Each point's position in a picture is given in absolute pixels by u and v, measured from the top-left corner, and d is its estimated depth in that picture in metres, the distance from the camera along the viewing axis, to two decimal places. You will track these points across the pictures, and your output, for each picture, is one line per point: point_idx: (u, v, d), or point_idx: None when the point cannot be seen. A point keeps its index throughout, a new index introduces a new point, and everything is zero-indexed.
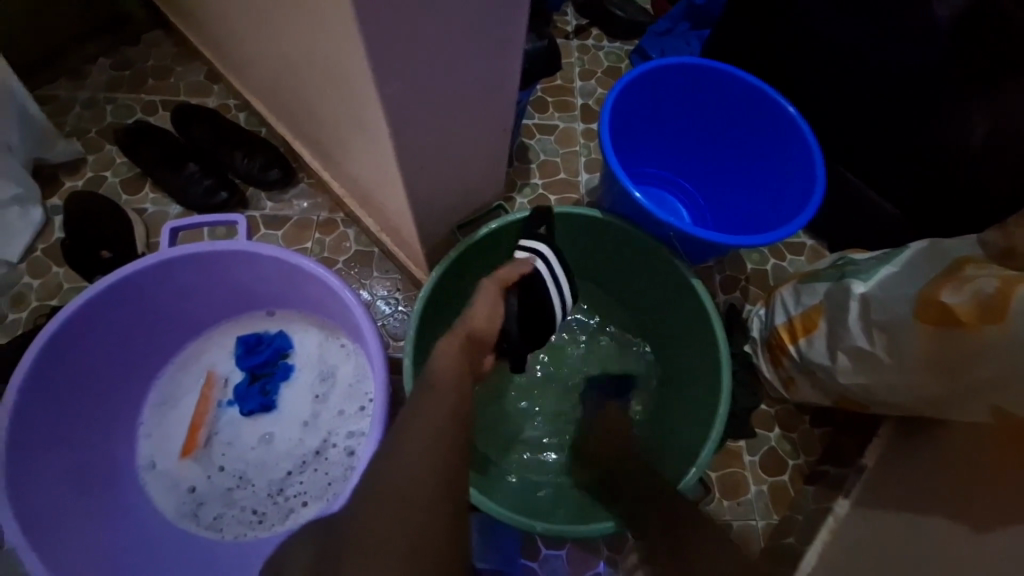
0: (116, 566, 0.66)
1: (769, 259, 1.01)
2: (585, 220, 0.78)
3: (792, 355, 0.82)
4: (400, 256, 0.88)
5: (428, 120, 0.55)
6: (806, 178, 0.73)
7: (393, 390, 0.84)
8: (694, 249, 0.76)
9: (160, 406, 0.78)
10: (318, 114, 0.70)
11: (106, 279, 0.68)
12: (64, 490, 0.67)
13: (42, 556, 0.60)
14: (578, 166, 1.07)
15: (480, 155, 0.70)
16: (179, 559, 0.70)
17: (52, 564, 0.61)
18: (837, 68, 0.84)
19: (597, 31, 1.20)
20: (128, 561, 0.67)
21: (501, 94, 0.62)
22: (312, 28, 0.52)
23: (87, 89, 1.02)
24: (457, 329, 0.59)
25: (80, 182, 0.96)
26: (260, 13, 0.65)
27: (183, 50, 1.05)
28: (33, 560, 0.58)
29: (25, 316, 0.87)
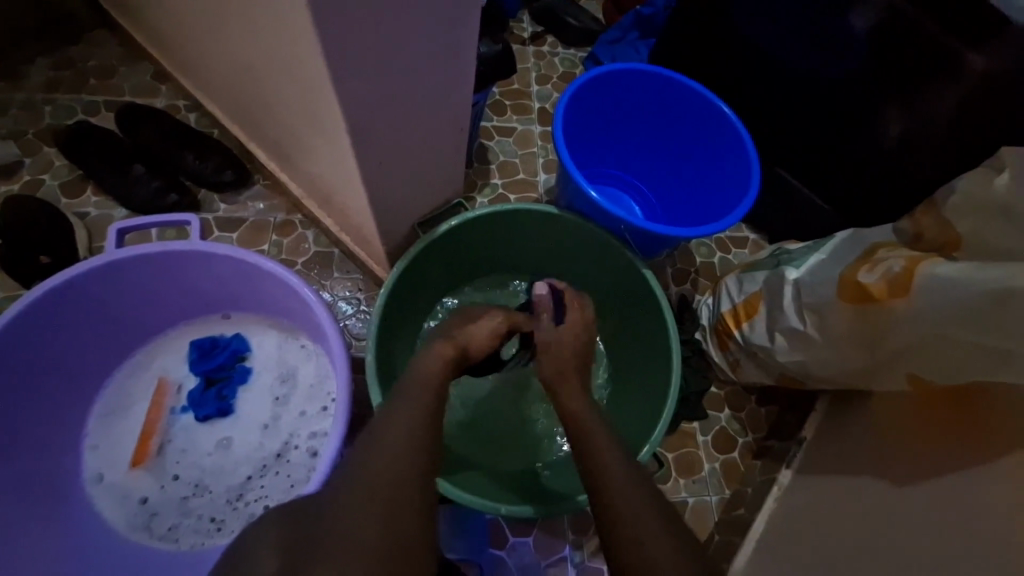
0: None
1: (716, 253, 1.07)
2: (541, 216, 0.81)
3: (737, 339, 0.88)
4: (361, 255, 0.88)
5: (386, 118, 0.57)
6: (744, 174, 0.79)
7: (357, 390, 0.84)
8: (645, 242, 0.81)
9: (107, 416, 0.74)
10: (275, 113, 0.70)
11: (47, 284, 0.65)
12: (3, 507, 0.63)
13: None
14: (535, 167, 1.11)
15: (439, 154, 0.72)
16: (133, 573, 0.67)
17: None
18: (770, 75, 0.91)
19: (552, 38, 1.24)
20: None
21: (457, 93, 0.64)
22: (267, 26, 0.52)
23: (22, 89, 0.97)
24: (456, 340, 0.62)
25: (15, 186, 0.91)
26: (212, 12, 0.64)
27: (128, 50, 1.02)
28: None
29: None
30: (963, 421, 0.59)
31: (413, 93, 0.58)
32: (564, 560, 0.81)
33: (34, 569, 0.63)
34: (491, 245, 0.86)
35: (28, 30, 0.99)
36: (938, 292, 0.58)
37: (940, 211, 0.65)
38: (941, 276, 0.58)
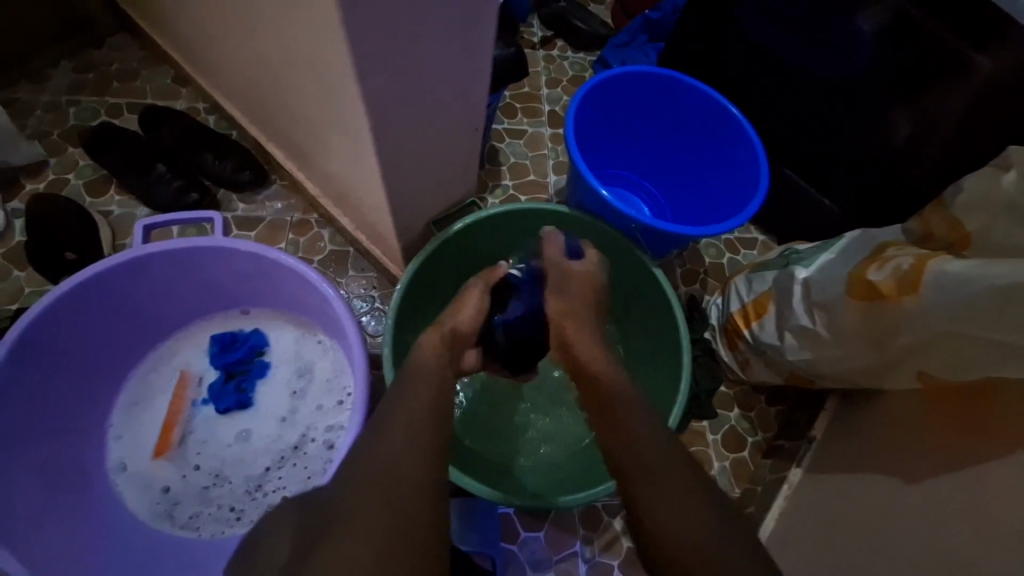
0: (88, 569, 0.65)
1: (725, 254, 1.08)
2: (552, 215, 0.83)
3: (746, 338, 0.89)
4: (376, 253, 0.90)
5: (405, 116, 0.58)
6: (753, 175, 0.80)
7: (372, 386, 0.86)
8: (655, 241, 0.82)
9: (130, 407, 0.76)
10: (296, 114, 0.72)
11: (76, 277, 0.67)
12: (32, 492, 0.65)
13: (11, 558, 0.59)
14: (546, 168, 1.12)
15: (455, 154, 0.74)
16: (156, 561, 0.68)
17: (24, 567, 0.60)
18: (779, 77, 0.92)
19: (561, 42, 1.26)
20: (101, 564, 0.66)
21: (475, 95, 0.66)
22: (292, 29, 0.54)
23: (49, 92, 1.00)
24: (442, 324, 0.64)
25: (41, 186, 0.94)
26: (236, 17, 0.67)
27: (149, 54, 1.05)
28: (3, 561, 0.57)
29: None
30: (973, 417, 0.60)
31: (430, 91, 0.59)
32: (575, 555, 0.82)
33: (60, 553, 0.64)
34: (503, 244, 0.87)
35: (55, 37, 1.02)
36: (948, 288, 0.59)
37: (948, 210, 0.66)
38: (950, 273, 0.59)
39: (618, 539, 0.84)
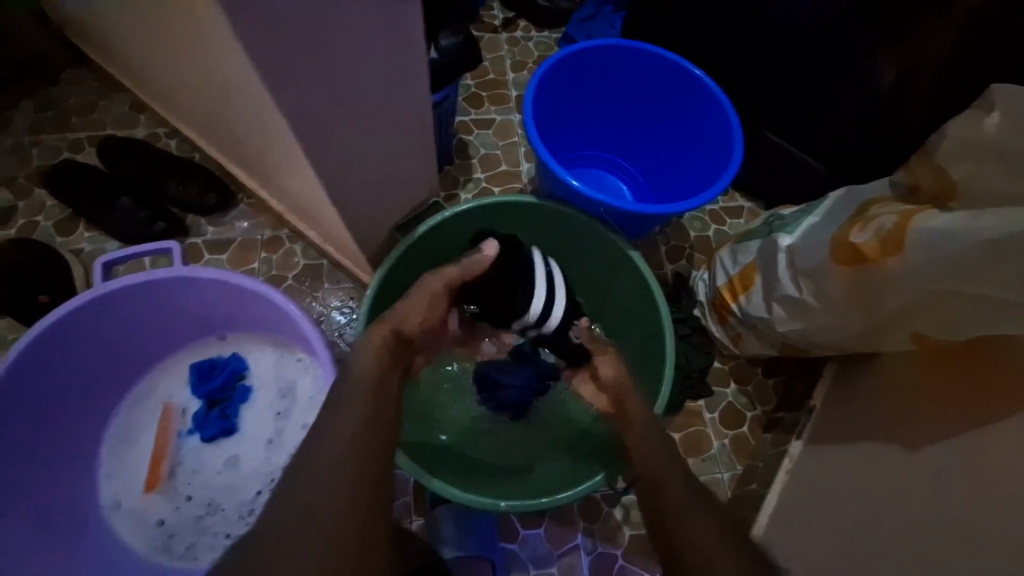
0: None
1: (711, 225, 1.05)
2: (521, 207, 0.80)
3: (735, 312, 0.86)
4: (348, 263, 0.88)
5: (342, 124, 0.56)
6: (725, 143, 0.76)
7: None
8: (628, 223, 0.79)
9: (119, 445, 0.77)
10: (241, 132, 0.70)
11: (42, 323, 0.67)
12: (29, 539, 0.67)
13: None
14: (518, 157, 1.09)
15: (409, 156, 0.71)
16: None
17: None
18: (748, 34, 0.87)
19: (524, 22, 1.22)
20: None
21: (418, 92, 0.63)
22: (209, 47, 0.52)
23: (10, 134, 1.00)
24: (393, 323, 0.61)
25: (13, 231, 0.93)
26: (166, 39, 0.64)
27: (105, 84, 1.03)
28: None
29: None
30: (976, 378, 0.56)
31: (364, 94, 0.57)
32: (577, 548, 0.82)
33: None
34: None
35: (9, 78, 1.01)
36: (933, 244, 0.55)
37: (932, 159, 0.62)
38: (935, 229, 0.55)
39: (619, 528, 0.83)
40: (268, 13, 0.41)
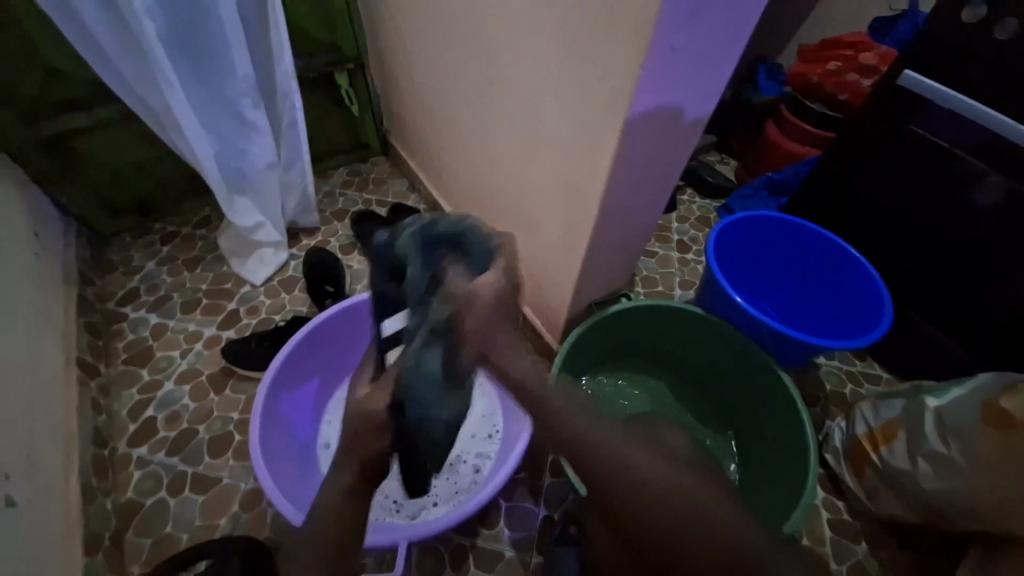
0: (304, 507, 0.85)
1: (848, 384, 1.14)
2: (703, 323, 0.97)
3: (875, 464, 0.92)
4: (539, 328, 1.09)
5: (615, 226, 0.79)
6: (877, 304, 0.92)
7: (531, 452, 0.99)
8: (788, 353, 0.92)
9: (340, 401, 1.03)
10: (502, 213, 1.01)
11: (355, 298, 1.01)
12: (280, 437, 0.90)
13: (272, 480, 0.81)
14: (673, 284, 1.32)
15: (629, 260, 0.93)
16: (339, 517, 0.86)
17: (280, 489, 0.81)
18: (898, 231, 1.07)
19: (691, 190, 1.55)
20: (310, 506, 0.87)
21: (653, 219, 0.85)
22: (528, 163, 0.84)
23: (328, 183, 1.44)
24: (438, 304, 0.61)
25: (314, 241, 1.31)
26: (480, 149, 0.99)
27: (395, 168, 1.48)
28: (269, 483, 0.78)
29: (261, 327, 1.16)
30: None
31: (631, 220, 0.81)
32: None
33: (289, 488, 0.85)
34: (649, 337, 1.05)
35: (337, 148, 1.44)
36: None
37: None
38: None
39: None
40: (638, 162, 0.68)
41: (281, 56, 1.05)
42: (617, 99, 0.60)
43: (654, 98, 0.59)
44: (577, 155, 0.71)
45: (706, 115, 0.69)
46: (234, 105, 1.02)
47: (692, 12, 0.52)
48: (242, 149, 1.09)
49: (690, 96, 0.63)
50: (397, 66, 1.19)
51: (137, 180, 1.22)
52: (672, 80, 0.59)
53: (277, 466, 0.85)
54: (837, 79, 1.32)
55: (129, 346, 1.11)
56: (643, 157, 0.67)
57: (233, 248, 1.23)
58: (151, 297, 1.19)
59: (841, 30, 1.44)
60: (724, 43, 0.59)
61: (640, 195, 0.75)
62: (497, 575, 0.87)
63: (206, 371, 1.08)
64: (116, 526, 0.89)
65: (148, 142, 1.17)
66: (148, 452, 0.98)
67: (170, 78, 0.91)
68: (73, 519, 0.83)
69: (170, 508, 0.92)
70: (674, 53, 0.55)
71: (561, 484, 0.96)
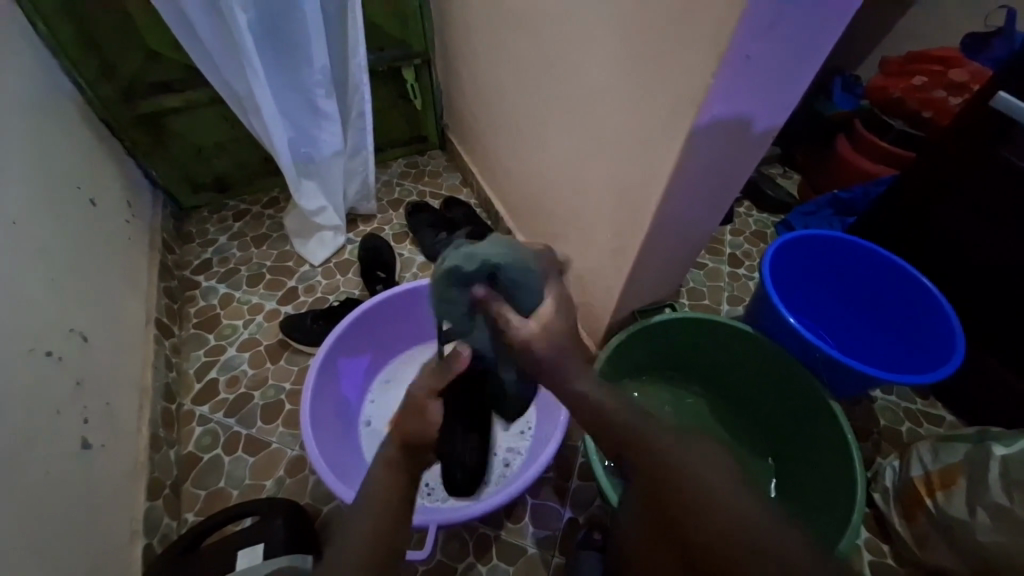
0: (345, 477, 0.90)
1: (905, 422, 1.08)
2: (750, 342, 0.95)
3: (928, 510, 0.88)
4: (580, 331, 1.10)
5: (667, 238, 0.78)
6: (947, 342, 0.87)
7: (561, 453, 1.00)
8: (841, 383, 0.88)
9: (384, 382, 1.09)
10: (553, 213, 1.03)
11: (408, 285, 1.05)
12: (328, 409, 0.95)
13: (317, 447, 0.86)
14: (721, 298, 1.29)
15: (677, 271, 0.92)
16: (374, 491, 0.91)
17: (323, 456, 0.87)
18: (977, 265, 0.99)
19: (748, 203, 1.50)
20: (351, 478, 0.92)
21: (705, 233, 0.84)
22: (584, 169, 0.85)
23: (386, 173, 1.49)
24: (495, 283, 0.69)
25: (369, 228, 1.37)
26: (536, 149, 1.01)
27: (451, 162, 1.52)
28: (313, 450, 0.84)
29: (316, 307, 1.23)
30: None
31: (685, 234, 0.81)
32: None
33: (332, 457, 0.90)
34: (692, 351, 1.03)
35: (398, 140, 1.49)
36: None
37: None
38: None
39: None
40: (697, 175, 0.68)
41: (355, 49, 1.10)
42: (684, 108, 0.59)
43: (723, 107, 0.59)
44: (637, 162, 0.71)
45: (777, 125, 0.67)
46: (309, 94, 1.09)
47: (772, 22, 0.51)
48: (313, 136, 1.15)
49: (761, 107, 0.62)
50: (462, 65, 1.22)
51: (217, 159, 1.32)
52: (744, 89, 0.57)
53: (323, 435, 0.91)
54: (923, 96, 1.24)
55: (199, 311, 1.21)
56: (704, 170, 0.67)
57: (296, 228, 1.31)
58: (222, 268, 1.29)
59: (930, 44, 1.34)
60: (800, 57, 0.57)
61: (697, 210, 0.75)
62: (518, 569, 0.89)
63: (264, 342, 1.16)
64: (177, 475, 0.98)
65: (230, 125, 1.26)
66: (209, 411, 1.07)
67: (256, 67, 0.98)
68: (141, 464, 0.91)
69: (225, 465, 1.00)
70: (748, 62, 0.54)
71: (589, 488, 0.96)
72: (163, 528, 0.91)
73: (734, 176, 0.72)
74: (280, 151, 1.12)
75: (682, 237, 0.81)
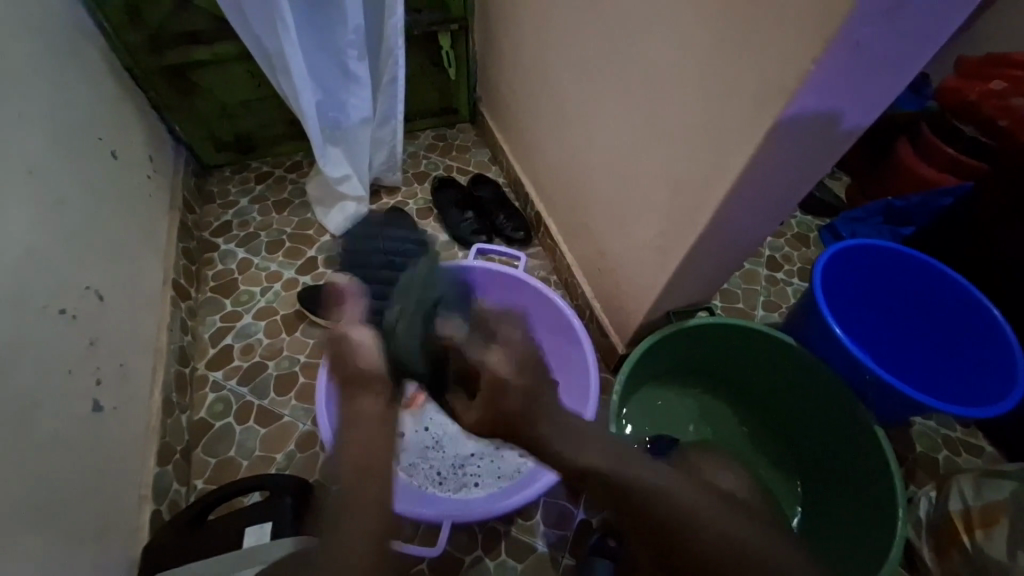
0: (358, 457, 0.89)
1: (943, 450, 1.02)
2: (790, 354, 0.89)
3: (963, 547, 0.83)
4: (607, 326, 1.05)
5: (718, 240, 0.72)
6: (1009, 375, 0.80)
7: None
8: (886, 409, 0.82)
9: None
10: (590, 202, 0.97)
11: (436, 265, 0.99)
12: None
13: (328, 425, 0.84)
14: (756, 302, 1.22)
15: (722, 275, 0.86)
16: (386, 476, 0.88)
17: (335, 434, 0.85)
18: None
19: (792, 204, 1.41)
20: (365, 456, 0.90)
21: (758, 239, 0.77)
22: (635, 157, 0.78)
23: (414, 145, 1.43)
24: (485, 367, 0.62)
25: (393, 201, 1.32)
26: (579, 131, 0.94)
27: (481, 138, 1.45)
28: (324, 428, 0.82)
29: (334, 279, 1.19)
30: None
31: (737, 240, 0.74)
32: None
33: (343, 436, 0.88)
34: (723, 358, 0.98)
35: (428, 109, 1.42)
36: None
37: None
38: None
39: None
40: (765, 175, 0.61)
41: (394, 9, 1.03)
42: (770, 99, 0.53)
43: (813, 101, 0.52)
44: (701, 154, 0.64)
45: (865, 126, 0.60)
46: (342, 55, 1.03)
47: (895, 3, 0.44)
48: (344, 100, 1.10)
49: (855, 102, 0.55)
50: (504, 34, 1.14)
51: (243, 118, 1.27)
52: (842, 81, 0.50)
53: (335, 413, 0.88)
54: (999, 103, 1.14)
55: (216, 275, 1.18)
56: (776, 169, 0.60)
57: (319, 196, 1.27)
58: (242, 232, 1.25)
59: (1014, 44, 1.22)
60: (908, 50, 0.50)
61: (754, 212, 0.68)
62: (527, 567, 0.86)
63: (281, 311, 1.13)
64: (188, 441, 0.97)
65: (257, 83, 1.21)
66: (222, 378, 1.05)
67: (288, 21, 0.92)
68: (153, 428, 0.90)
69: (236, 434, 0.99)
70: (855, 49, 0.47)
71: None
72: (172, 494, 0.90)
73: (803, 179, 0.65)
74: (308, 115, 1.06)
75: (732, 242, 0.75)
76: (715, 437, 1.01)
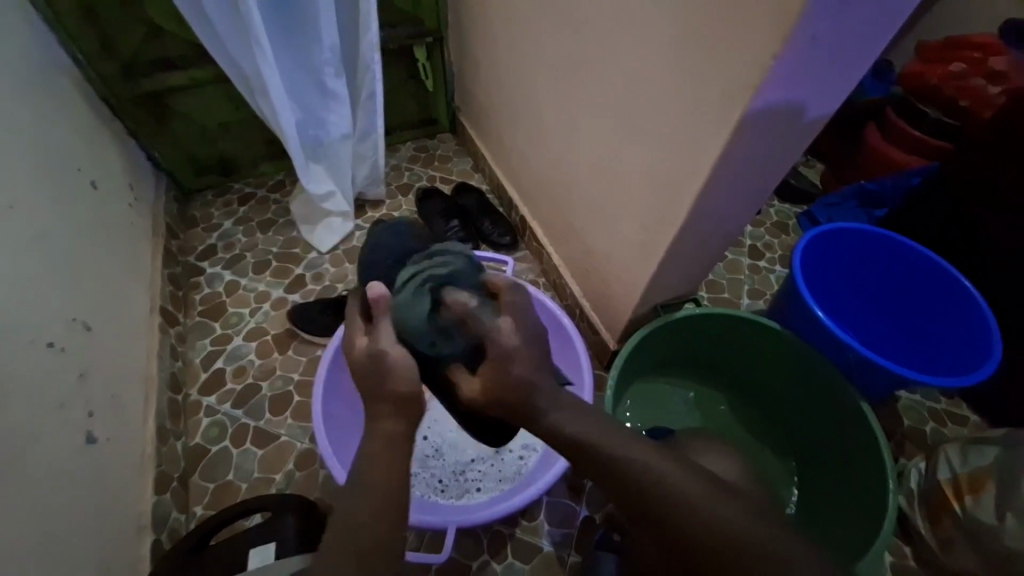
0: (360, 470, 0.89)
1: (930, 422, 1.05)
2: (776, 338, 0.91)
3: (954, 514, 0.85)
4: (597, 324, 1.07)
5: (698, 232, 0.74)
6: (984, 347, 0.83)
7: None
8: (872, 386, 0.84)
9: None
10: (573, 204, 0.99)
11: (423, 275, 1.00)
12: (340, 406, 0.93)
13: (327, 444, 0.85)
14: (741, 291, 1.25)
15: (705, 266, 0.88)
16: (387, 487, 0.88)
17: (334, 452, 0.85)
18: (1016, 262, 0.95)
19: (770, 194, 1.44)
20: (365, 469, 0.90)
21: (737, 228, 0.79)
22: (613, 156, 0.80)
23: (395, 157, 1.44)
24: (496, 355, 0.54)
25: (378, 214, 1.33)
26: (557, 134, 0.96)
27: (462, 146, 1.47)
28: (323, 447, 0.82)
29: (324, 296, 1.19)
30: None
31: (716, 231, 0.76)
32: None
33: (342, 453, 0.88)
34: (714, 347, 0.99)
35: (407, 122, 1.44)
36: None
37: None
38: None
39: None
40: (737, 166, 0.63)
41: (368, 26, 1.04)
42: (736, 93, 0.55)
43: (777, 93, 0.54)
44: (675, 149, 0.66)
45: (829, 113, 0.62)
46: (319, 73, 1.04)
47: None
48: (323, 117, 1.10)
49: (817, 92, 0.57)
50: (477, 44, 1.16)
51: (222, 141, 1.27)
52: (803, 72, 0.53)
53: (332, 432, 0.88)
54: (960, 85, 1.18)
55: (204, 299, 1.18)
56: (748, 159, 0.62)
57: (303, 214, 1.27)
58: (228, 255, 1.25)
59: (970, 27, 1.27)
60: (862, 40, 0.52)
61: (729, 202, 0.70)
62: (534, 567, 0.87)
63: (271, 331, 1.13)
64: (184, 468, 0.96)
65: (235, 105, 1.21)
66: (216, 402, 1.04)
67: (262, 43, 0.93)
68: (148, 456, 0.89)
69: (233, 457, 0.98)
70: (810, 42, 0.49)
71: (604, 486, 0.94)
72: (171, 522, 0.89)
73: (774, 167, 0.67)
74: (288, 134, 1.07)
75: (712, 232, 0.76)
76: (711, 424, 1.03)
